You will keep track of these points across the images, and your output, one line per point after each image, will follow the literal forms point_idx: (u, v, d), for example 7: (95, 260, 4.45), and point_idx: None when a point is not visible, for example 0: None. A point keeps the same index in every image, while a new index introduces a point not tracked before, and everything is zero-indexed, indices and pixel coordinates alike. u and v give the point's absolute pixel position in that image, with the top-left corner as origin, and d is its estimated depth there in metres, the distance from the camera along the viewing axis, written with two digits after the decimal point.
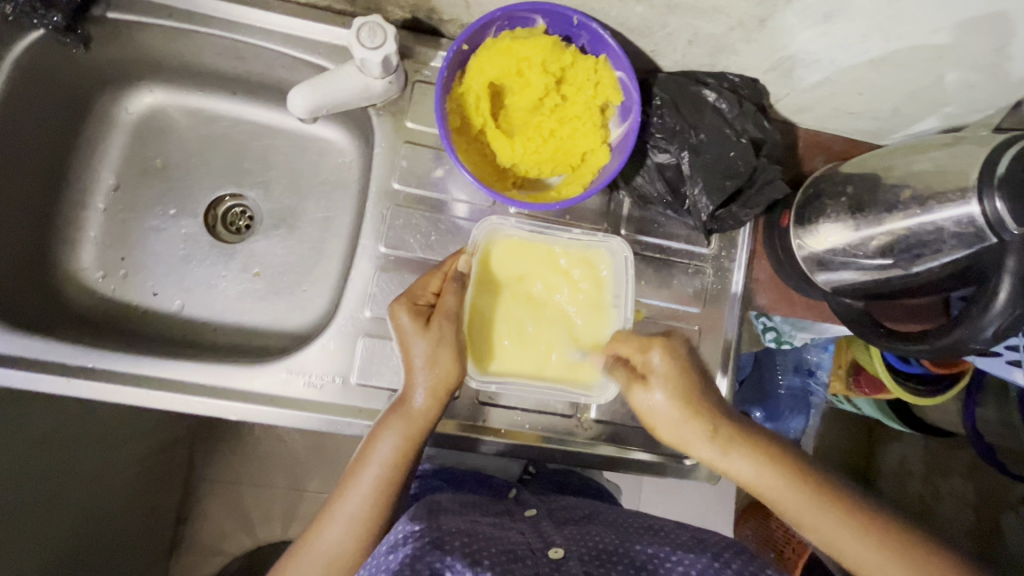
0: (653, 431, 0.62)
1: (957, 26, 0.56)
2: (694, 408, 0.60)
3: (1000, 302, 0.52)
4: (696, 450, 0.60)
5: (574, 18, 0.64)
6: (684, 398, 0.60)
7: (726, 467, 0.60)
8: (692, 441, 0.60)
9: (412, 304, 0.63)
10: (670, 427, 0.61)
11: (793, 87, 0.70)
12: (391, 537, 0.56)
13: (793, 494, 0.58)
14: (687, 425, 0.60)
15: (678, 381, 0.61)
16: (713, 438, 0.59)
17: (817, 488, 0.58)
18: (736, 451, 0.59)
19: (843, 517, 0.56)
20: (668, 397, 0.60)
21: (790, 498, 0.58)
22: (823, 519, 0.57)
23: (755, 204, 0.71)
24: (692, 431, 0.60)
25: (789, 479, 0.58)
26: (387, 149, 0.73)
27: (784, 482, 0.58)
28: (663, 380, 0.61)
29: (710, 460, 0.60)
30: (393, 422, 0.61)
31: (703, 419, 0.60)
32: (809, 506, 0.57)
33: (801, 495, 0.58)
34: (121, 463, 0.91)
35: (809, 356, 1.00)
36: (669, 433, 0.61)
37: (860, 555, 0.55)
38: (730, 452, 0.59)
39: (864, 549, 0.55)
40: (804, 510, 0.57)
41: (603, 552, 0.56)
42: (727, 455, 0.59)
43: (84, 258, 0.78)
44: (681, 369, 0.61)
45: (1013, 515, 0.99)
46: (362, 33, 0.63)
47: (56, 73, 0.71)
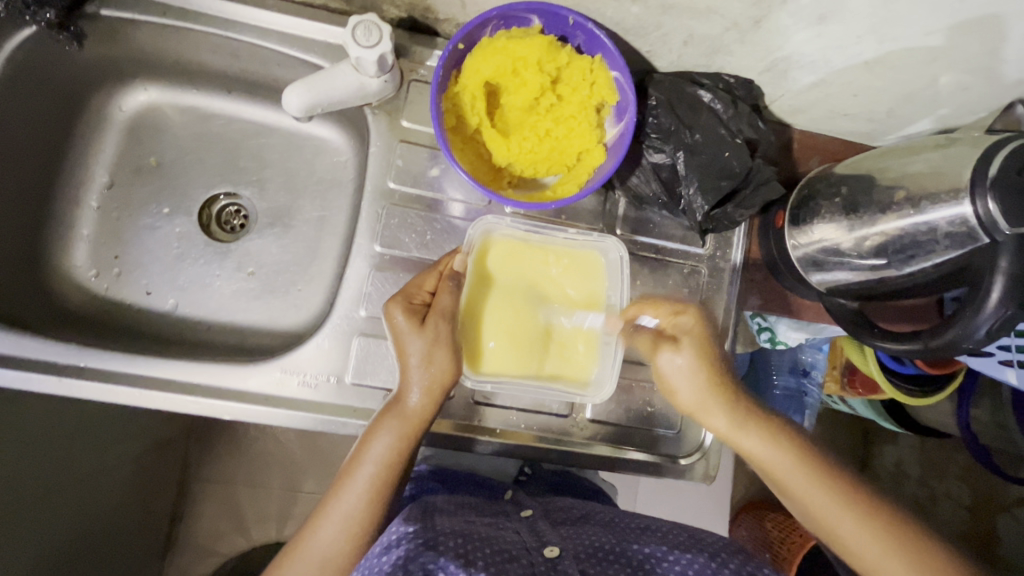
0: (672, 395, 0.63)
1: (951, 28, 0.57)
2: (717, 375, 0.60)
3: (993, 301, 0.52)
4: (713, 417, 0.61)
5: (569, 18, 0.64)
6: (708, 366, 0.60)
7: (742, 440, 0.60)
8: (711, 408, 0.61)
9: (408, 302, 0.62)
10: (693, 390, 0.61)
11: (788, 89, 0.71)
12: (385, 538, 0.55)
13: (804, 475, 0.58)
14: (707, 392, 0.60)
15: (706, 348, 0.61)
16: (735, 406, 0.60)
17: (824, 469, 0.59)
18: (751, 425, 0.60)
19: (846, 505, 0.57)
20: (694, 361, 0.61)
21: (800, 480, 0.58)
22: (831, 505, 0.57)
23: (750, 204, 0.72)
24: (715, 398, 0.60)
25: (801, 456, 0.59)
26: (383, 148, 0.73)
27: (796, 458, 0.59)
28: (691, 346, 0.61)
29: (723, 430, 0.61)
30: (388, 421, 0.61)
31: (725, 389, 0.61)
32: (816, 490, 0.58)
33: (811, 477, 0.58)
34: (114, 462, 0.91)
35: (804, 356, 1.00)
36: (688, 399, 0.61)
37: (861, 545, 0.56)
38: (748, 425, 0.60)
39: (866, 540, 0.55)
40: (811, 494, 0.58)
41: (599, 551, 0.56)
42: (744, 427, 0.60)
43: (78, 256, 0.78)
44: (707, 337, 0.62)
45: (1009, 518, 1.01)
46: (358, 32, 0.63)
47: (49, 71, 0.71)
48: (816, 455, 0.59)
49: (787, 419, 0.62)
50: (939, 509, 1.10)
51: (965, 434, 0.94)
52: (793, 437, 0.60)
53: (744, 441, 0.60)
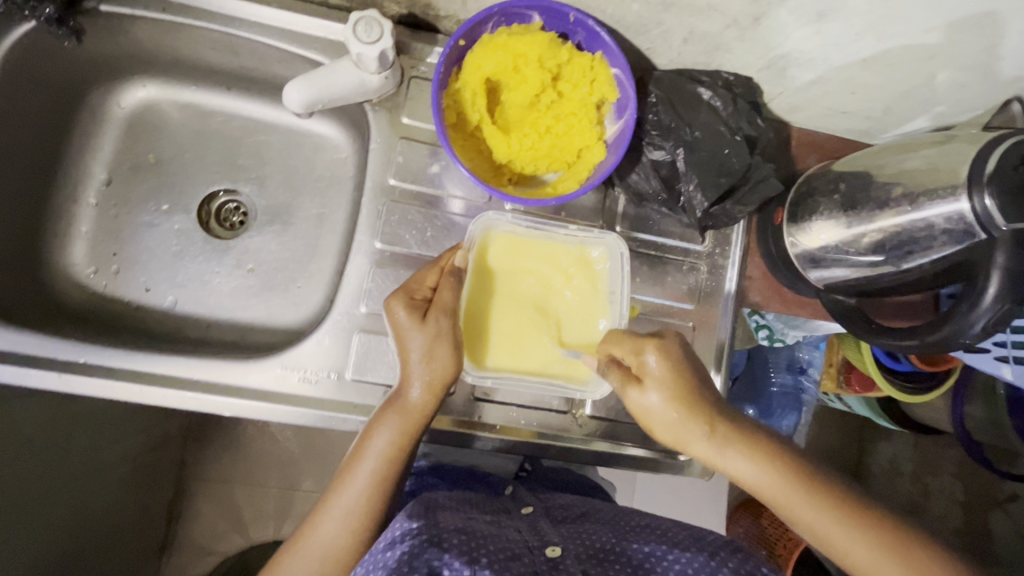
0: (651, 429, 0.63)
1: (948, 25, 0.57)
2: (689, 407, 0.60)
3: (989, 297, 0.52)
4: (691, 449, 0.61)
5: (570, 15, 0.64)
6: (682, 399, 0.60)
7: (724, 466, 0.60)
8: (687, 440, 0.61)
9: (409, 298, 0.62)
10: (665, 425, 0.61)
11: (787, 86, 0.71)
12: (389, 534, 0.55)
13: (791, 492, 0.57)
14: (681, 423, 0.60)
15: (673, 381, 0.61)
16: (710, 435, 0.60)
17: (814, 487, 0.57)
18: (732, 452, 0.60)
19: (839, 515, 0.55)
20: (663, 397, 0.61)
21: (786, 496, 0.57)
22: (820, 517, 0.56)
23: (749, 202, 0.71)
24: (688, 429, 0.60)
25: (787, 478, 0.58)
26: (383, 145, 0.73)
27: (782, 480, 0.58)
28: (657, 381, 0.61)
29: (705, 458, 0.61)
30: (389, 416, 0.61)
31: (699, 418, 0.60)
32: (806, 504, 0.57)
33: (798, 495, 0.57)
34: (112, 461, 0.90)
35: (800, 354, 1.00)
36: (665, 433, 0.62)
37: (857, 554, 0.54)
38: (726, 449, 0.60)
39: (861, 547, 0.54)
40: (801, 509, 0.57)
41: (600, 551, 0.56)
42: (724, 456, 0.60)
43: (76, 253, 0.77)
44: (677, 367, 0.61)
45: (1001, 513, 1.03)
46: (359, 28, 0.63)
47: (48, 66, 0.70)
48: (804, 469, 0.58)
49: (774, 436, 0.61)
50: (934, 506, 1.11)
51: (958, 431, 0.95)
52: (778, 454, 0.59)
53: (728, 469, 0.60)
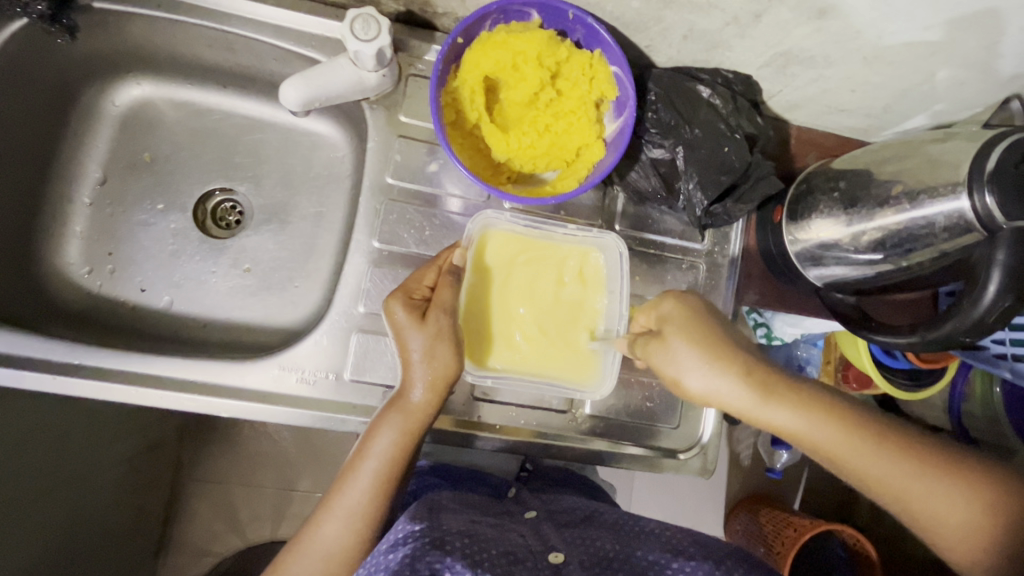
0: (675, 379, 0.58)
1: (949, 23, 0.57)
2: (719, 352, 0.56)
3: (989, 295, 0.52)
4: (727, 398, 0.55)
5: (569, 12, 0.64)
6: (710, 340, 0.57)
7: (763, 417, 0.55)
8: (722, 390, 0.55)
9: (408, 298, 0.62)
10: (699, 375, 0.56)
11: (787, 84, 0.71)
12: (391, 537, 0.55)
13: (844, 435, 0.53)
14: (714, 368, 0.55)
15: (693, 323, 0.59)
16: (748, 381, 0.55)
17: (853, 424, 0.54)
18: (774, 401, 0.54)
19: (893, 451, 0.53)
20: (686, 339, 0.58)
21: (838, 439, 0.53)
22: (879, 457, 0.53)
23: (749, 199, 0.71)
24: (720, 374, 0.55)
25: (827, 418, 0.53)
26: (381, 144, 0.73)
27: (823, 421, 0.53)
28: (679, 327, 0.59)
29: (743, 411, 0.55)
30: (391, 416, 0.61)
31: (732, 363, 0.55)
32: (861, 445, 0.53)
33: (841, 432, 0.53)
34: (107, 463, 0.90)
35: (799, 352, 0.97)
36: (697, 384, 0.57)
37: (917, 488, 0.52)
38: (768, 399, 0.54)
39: (921, 480, 0.52)
40: (854, 452, 0.53)
41: (604, 559, 0.56)
42: (766, 405, 0.54)
43: (70, 254, 0.76)
44: (695, 314, 0.60)
45: None
46: (356, 25, 0.62)
47: (41, 64, 0.69)
48: (851, 407, 0.54)
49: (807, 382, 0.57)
50: None
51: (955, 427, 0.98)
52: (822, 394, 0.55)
53: (767, 420, 0.55)
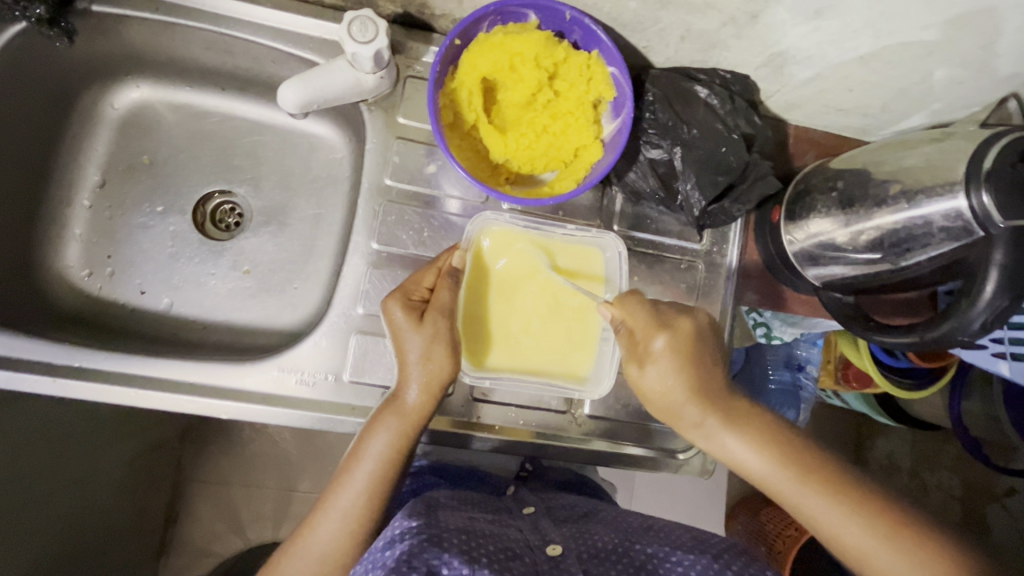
0: (651, 408, 0.64)
1: (946, 22, 0.57)
2: (683, 389, 0.61)
3: (987, 294, 0.52)
4: (684, 427, 0.63)
5: (566, 13, 0.64)
6: (675, 380, 0.61)
7: (722, 448, 0.61)
8: (680, 420, 0.63)
9: (406, 299, 0.62)
10: (668, 405, 0.62)
11: (784, 84, 0.71)
12: (388, 532, 0.55)
13: (794, 483, 0.58)
14: (676, 403, 0.62)
15: (682, 362, 0.61)
16: (703, 418, 0.62)
17: (800, 468, 0.59)
18: (722, 435, 0.61)
19: (841, 508, 0.56)
20: (667, 377, 0.61)
21: (789, 485, 0.58)
22: (823, 507, 0.57)
23: (747, 199, 0.71)
24: (688, 411, 0.62)
25: (774, 457, 0.59)
26: (379, 145, 0.73)
27: (768, 460, 0.60)
28: (664, 361, 0.61)
29: (699, 439, 0.63)
30: (386, 418, 0.61)
31: (692, 400, 0.61)
32: (808, 494, 0.57)
33: (786, 474, 0.59)
34: (108, 465, 0.90)
35: (799, 351, 1.02)
36: (659, 410, 0.63)
37: (858, 545, 0.55)
38: (717, 434, 0.62)
39: (866, 542, 0.55)
40: (793, 493, 0.58)
41: (602, 551, 0.56)
42: (713, 438, 0.62)
43: (70, 256, 0.77)
44: (679, 350, 0.62)
45: (998, 508, 1.06)
46: (354, 27, 0.62)
47: (40, 67, 0.69)
48: (800, 452, 0.59)
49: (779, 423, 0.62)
50: (931, 502, 1.11)
51: (958, 430, 0.95)
52: (774, 437, 0.60)
53: (719, 450, 0.62)
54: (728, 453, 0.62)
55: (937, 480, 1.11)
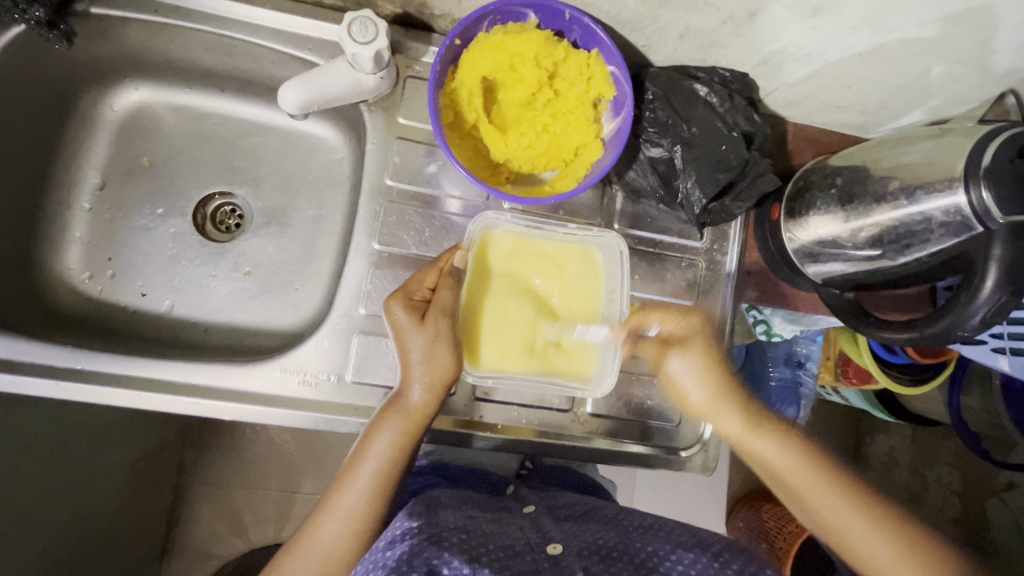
0: (680, 398, 0.66)
1: (943, 19, 0.57)
2: (722, 377, 0.64)
3: (987, 289, 0.52)
4: (721, 421, 0.64)
5: (565, 13, 0.64)
6: (715, 369, 0.64)
7: (751, 444, 0.63)
8: (718, 410, 0.64)
9: (408, 299, 0.62)
10: (700, 392, 0.64)
11: (782, 81, 0.71)
12: (390, 533, 0.55)
13: (815, 484, 0.59)
14: (715, 392, 0.64)
15: (712, 352, 0.64)
16: (741, 410, 0.63)
17: (831, 474, 0.60)
18: (759, 433, 0.62)
19: (858, 512, 0.58)
20: (699, 365, 0.64)
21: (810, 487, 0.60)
22: (841, 511, 0.58)
23: (747, 197, 0.72)
24: (722, 399, 0.64)
25: (807, 459, 0.61)
26: (379, 145, 0.73)
27: (802, 461, 0.61)
28: (695, 350, 0.64)
29: (733, 434, 0.64)
30: (390, 417, 0.61)
31: (732, 390, 0.64)
32: (828, 498, 0.59)
33: (816, 478, 0.60)
34: (109, 468, 0.89)
35: (798, 349, 1.03)
36: (696, 400, 0.64)
37: (873, 551, 0.56)
38: (754, 430, 0.63)
39: (885, 550, 0.56)
40: (821, 499, 0.59)
41: (603, 548, 0.56)
42: (750, 434, 0.63)
43: (71, 259, 0.77)
44: (710, 340, 0.65)
45: (998, 502, 1.02)
46: (354, 28, 0.62)
47: (39, 70, 0.69)
48: (829, 460, 0.61)
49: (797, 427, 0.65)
50: (931, 498, 1.10)
51: (955, 424, 0.95)
52: (805, 445, 0.62)
53: (753, 447, 0.63)
54: (761, 452, 0.62)
55: (937, 475, 1.11)
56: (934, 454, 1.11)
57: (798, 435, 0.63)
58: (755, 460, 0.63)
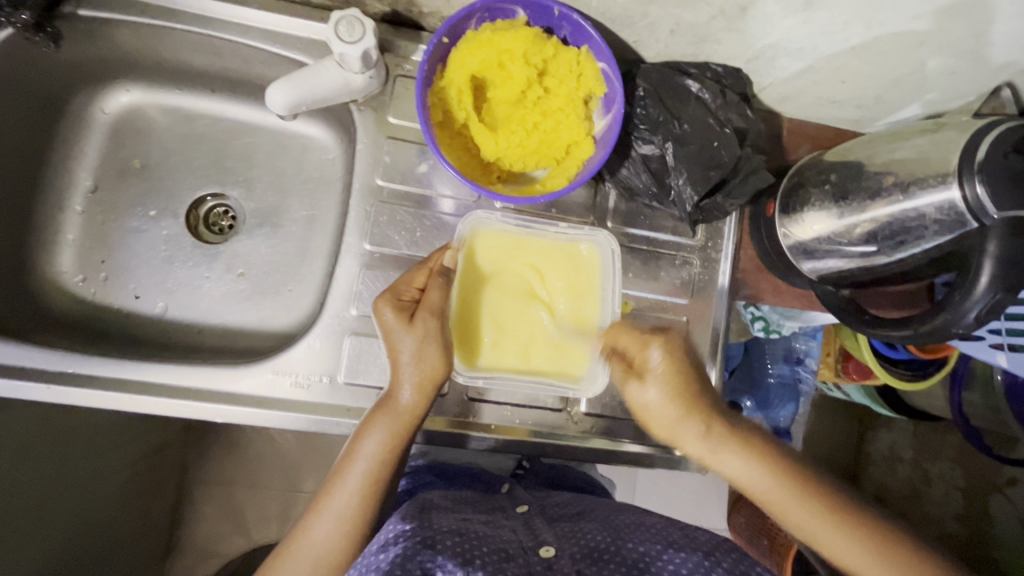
0: (649, 426, 0.64)
1: (937, 12, 0.56)
2: (687, 404, 0.61)
3: (982, 285, 0.51)
4: (688, 446, 0.62)
5: (554, 9, 0.63)
6: (680, 397, 0.61)
7: (718, 463, 0.61)
8: (685, 437, 0.62)
9: (396, 300, 0.62)
10: (666, 422, 0.62)
11: (776, 76, 0.70)
12: (382, 536, 0.55)
13: (784, 493, 0.59)
14: (680, 422, 0.61)
15: (676, 378, 0.61)
16: (708, 434, 0.61)
17: (801, 482, 0.60)
18: (726, 451, 0.61)
19: (828, 518, 0.58)
20: (663, 394, 0.61)
21: (781, 499, 0.59)
22: (810, 518, 0.59)
23: (739, 194, 0.71)
24: (686, 427, 0.61)
25: (775, 473, 0.60)
26: (370, 145, 0.73)
27: (771, 475, 0.60)
28: (659, 377, 0.62)
29: (700, 456, 0.62)
30: (379, 418, 0.60)
31: (697, 416, 0.61)
32: (799, 506, 0.59)
33: (782, 489, 0.59)
34: (112, 468, 0.90)
35: (798, 345, 1.02)
36: (664, 429, 0.62)
37: (845, 555, 0.57)
38: (721, 449, 0.61)
39: (856, 555, 0.57)
40: (791, 508, 0.59)
41: (595, 551, 0.56)
42: (717, 455, 0.61)
43: (64, 262, 0.77)
44: (678, 366, 0.62)
45: (1002, 498, 0.98)
46: (341, 28, 0.62)
47: (28, 72, 0.69)
48: (795, 467, 0.60)
49: (763, 434, 0.63)
50: (935, 493, 1.08)
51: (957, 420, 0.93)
52: (774, 459, 0.61)
53: (719, 465, 0.62)
54: (728, 469, 0.61)
55: (940, 470, 1.08)
56: (938, 449, 1.09)
57: (765, 447, 0.61)
58: (725, 474, 0.62)
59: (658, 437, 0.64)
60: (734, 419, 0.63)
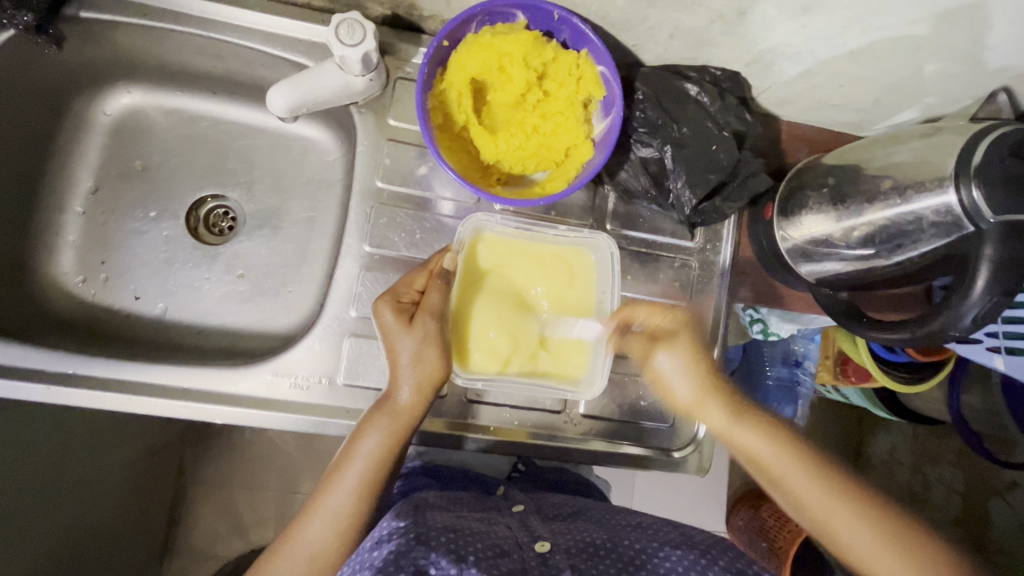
0: (669, 394, 0.65)
1: (934, 17, 0.57)
2: (706, 371, 0.64)
3: (978, 289, 0.52)
4: (706, 414, 0.64)
5: (554, 13, 0.64)
6: (699, 363, 0.64)
7: (736, 435, 0.63)
8: (703, 404, 0.64)
9: (396, 301, 0.62)
10: (686, 387, 0.64)
11: (775, 80, 0.71)
12: (376, 534, 0.55)
13: (800, 472, 0.60)
14: (699, 387, 0.64)
15: (695, 346, 0.65)
16: (725, 402, 0.63)
17: (817, 464, 0.61)
18: (744, 423, 0.63)
19: (843, 503, 0.59)
20: (686, 359, 0.64)
21: (795, 477, 0.60)
22: (825, 500, 0.59)
23: (738, 197, 0.71)
24: (706, 392, 0.64)
25: (792, 451, 0.61)
26: (370, 147, 0.73)
27: (788, 452, 0.61)
28: (683, 344, 0.64)
29: (718, 425, 0.64)
30: (377, 418, 0.61)
31: (715, 382, 0.64)
32: (814, 489, 0.59)
33: (798, 466, 0.60)
34: (109, 469, 0.90)
35: (796, 347, 1.03)
36: (683, 395, 0.64)
37: (858, 543, 0.57)
38: (739, 420, 0.63)
39: (870, 543, 0.57)
40: (808, 490, 0.60)
41: (592, 546, 0.56)
42: (737, 424, 0.63)
43: (64, 262, 0.77)
44: (698, 338, 0.65)
45: (1001, 502, 1.00)
46: (342, 30, 0.62)
47: (30, 73, 0.69)
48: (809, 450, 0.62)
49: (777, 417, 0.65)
50: (933, 496, 1.08)
51: (958, 424, 0.93)
52: (789, 440, 0.62)
53: (736, 438, 0.63)
54: (747, 442, 0.62)
55: (938, 474, 1.08)
56: (936, 452, 1.09)
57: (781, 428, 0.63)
58: (739, 450, 0.63)
59: (675, 406, 0.66)
60: (749, 401, 0.65)
